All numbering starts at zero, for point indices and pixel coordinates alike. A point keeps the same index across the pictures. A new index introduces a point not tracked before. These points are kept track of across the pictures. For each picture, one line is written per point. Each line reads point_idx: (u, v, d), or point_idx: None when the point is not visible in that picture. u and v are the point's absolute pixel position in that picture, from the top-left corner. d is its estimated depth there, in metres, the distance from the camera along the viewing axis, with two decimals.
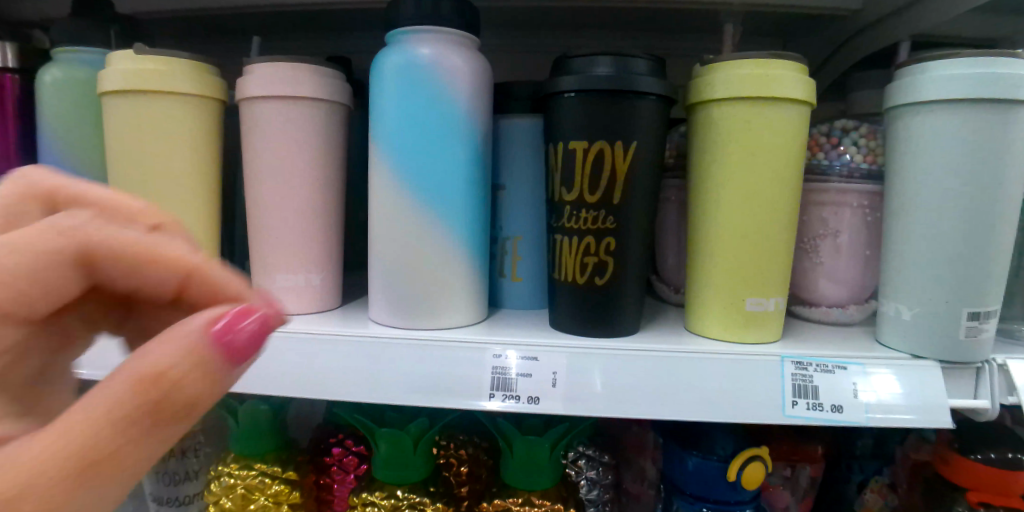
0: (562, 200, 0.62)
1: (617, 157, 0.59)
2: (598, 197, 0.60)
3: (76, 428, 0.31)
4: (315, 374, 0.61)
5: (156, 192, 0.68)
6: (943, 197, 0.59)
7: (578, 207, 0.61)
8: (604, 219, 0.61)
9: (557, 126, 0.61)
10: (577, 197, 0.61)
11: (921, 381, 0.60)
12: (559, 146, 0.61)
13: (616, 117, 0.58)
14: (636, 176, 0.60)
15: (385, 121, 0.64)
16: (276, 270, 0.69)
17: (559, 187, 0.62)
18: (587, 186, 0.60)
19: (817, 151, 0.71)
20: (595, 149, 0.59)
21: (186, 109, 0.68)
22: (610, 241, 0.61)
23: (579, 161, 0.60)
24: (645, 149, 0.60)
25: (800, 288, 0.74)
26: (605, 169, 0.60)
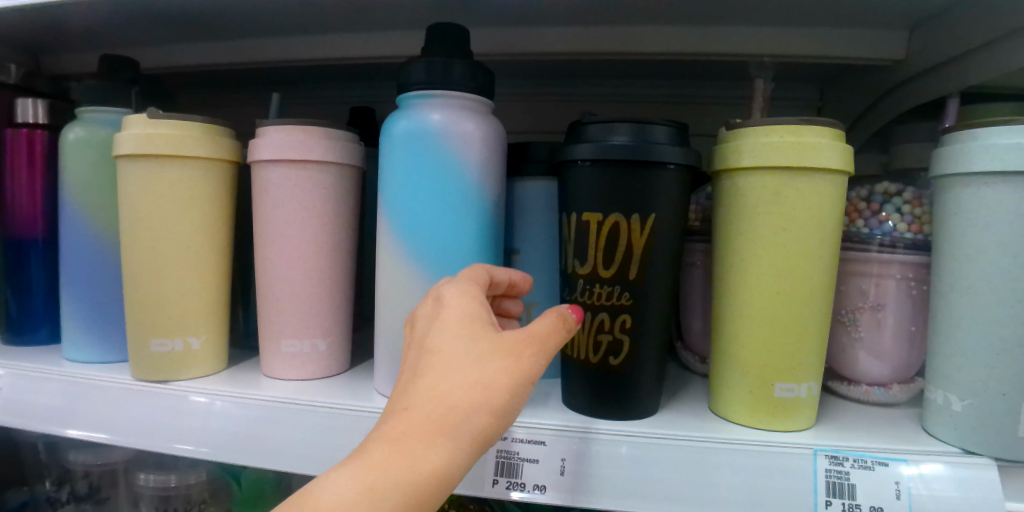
0: (574, 273, 0.59)
1: (634, 230, 0.56)
2: (613, 272, 0.57)
3: (501, 354, 0.45)
4: (320, 452, 0.60)
5: (167, 257, 0.68)
6: (996, 280, 0.53)
7: (591, 282, 0.58)
8: (619, 296, 0.57)
9: (571, 196, 0.58)
10: (591, 272, 0.58)
11: (975, 482, 0.54)
12: (572, 216, 0.58)
13: (633, 188, 0.55)
14: (655, 250, 0.57)
15: (396, 186, 0.62)
16: (284, 334, 0.68)
17: (573, 260, 0.59)
18: (601, 261, 0.57)
19: (855, 218, 0.66)
20: (610, 221, 0.56)
21: (201, 174, 0.68)
22: (626, 319, 0.57)
23: (593, 234, 0.57)
24: (664, 221, 0.57)
25: (837, 364, 0.69)
26: (620, 243, 0.56)
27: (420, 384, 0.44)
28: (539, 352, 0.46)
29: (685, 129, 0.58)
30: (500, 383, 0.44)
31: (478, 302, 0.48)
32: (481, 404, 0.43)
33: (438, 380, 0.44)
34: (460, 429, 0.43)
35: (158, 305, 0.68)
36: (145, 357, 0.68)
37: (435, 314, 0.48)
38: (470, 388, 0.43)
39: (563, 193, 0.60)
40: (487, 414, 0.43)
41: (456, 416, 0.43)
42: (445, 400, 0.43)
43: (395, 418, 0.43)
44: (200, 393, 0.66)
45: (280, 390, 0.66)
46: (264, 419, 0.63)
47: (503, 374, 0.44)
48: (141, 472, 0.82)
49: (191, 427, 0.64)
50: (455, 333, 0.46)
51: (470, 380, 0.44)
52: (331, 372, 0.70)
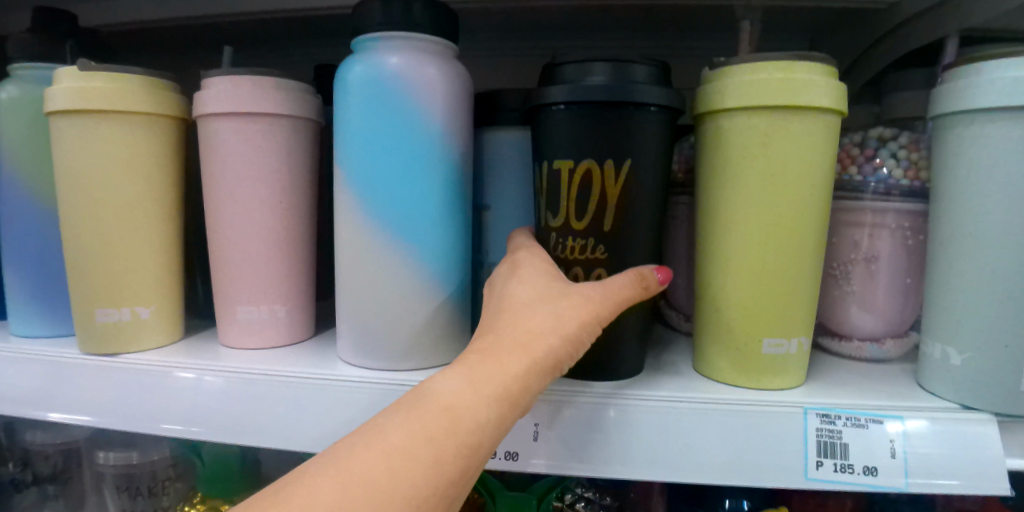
0: (546, 227, 0.55)
1: (608, 179, 0.52)
2: (586, 224, 0.53)
3: (576, 296, 0.47)
4: (280, 424, 0.56)
5: (108, 223, 0.62)
6: (1001, 224, 0.49)
7: (564, 235, 0.54)
8: (593, 250, 0.53)
9: (542, 143, 0.54)
10: (564, 225, 0.54)
11: (973, 439, 0.51)
12: (544, 166, 0.54)
13: (607, 132, 0.51)
14: (632, 200, 0.52)
15: (353, 138, 0.57)
16: (239, 301, 0.64)
17: (545, 213, 0.55)
18: (574, 213, 0.53)
19: (848, 165, 0.61)
20: (582, 169, 0.52)
21: (143, 130, 0.62)
22: (601, 275, 0.53)
23: (564, 183, 0.53)
24: (642, 168, 0.52)
25: (828, 320, 0.65)
26: (593, 192, 0.52)
27: (500, 318, 0.46)
28: (611, 297, 0.48)
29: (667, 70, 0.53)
30: (577, 314, 0.46)
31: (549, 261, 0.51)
32: (559, 333, 0.45)
33: (519, 314, 0.45)
34: (541, 352, 0.44)
35: (102, 275, 0.63)
36: (91, 330, 0.63)
37: (509, 273, 0.50)
38: (548, 319, 0.45)
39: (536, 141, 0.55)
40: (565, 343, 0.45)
41: (539, 341, 0.44)
42: (529, 328, 0.44)
43: (480, 342, 0.44)
44: (150, 365, 0.62)
45: (238, 361, 0.62)
46: (219, 392, 0.59)
47: (579, 310, 0.46)
48: (97, 450, 0.76)
49: (138, 402, 0.60)
50: (529, 280, 0.48)
51: (548, 312, 0.46)
52: (292, 340, 0.66)
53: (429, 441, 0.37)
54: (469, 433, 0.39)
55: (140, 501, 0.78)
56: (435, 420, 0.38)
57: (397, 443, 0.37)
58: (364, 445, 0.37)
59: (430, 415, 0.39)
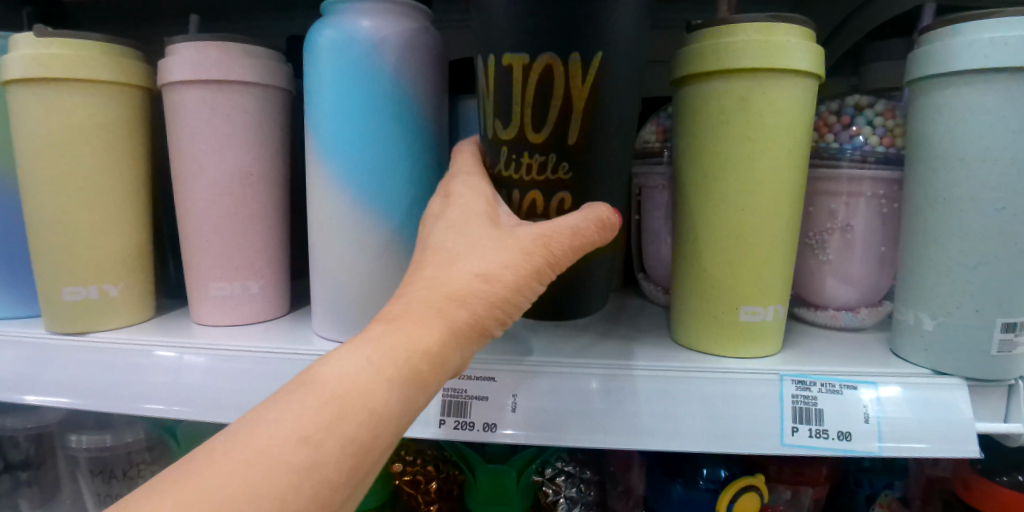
0: (498, 138, 0.50)
1: (570, 81, 0.46)
2: (546, 137, 0.48)
3: (509, 250, 0.46)
4: (253, 400, 0.55)
5: (71, 196, 0.60)
6: (976, 189, 0.49)
7: (519, 148, 0.49)
8: (555, 167, 0.49)
9: (490, 40, 0.48)
10: (519, 135, 0.49)
11: (943, 402, 0.51)
12: (490, 68, 0.48)
13: (569, 28, 0.45)
14: (598, 109, 0.48)
15: (324, 105, 0.56)
16: (210, 277, 0.62)
17: (493, 121, 0.50)
18: (531, 123, 0.48)
19: (825, 133, 0.61)
20: (538, 68, 0.46)
21: (104, 100, 0.60)
22: (563, 195, 0.50)
23: (518, 87, 0.47)
24: (610, 69, 0.46)
25: (805, 289, 0.66)
26: (554, 95, 0.47)
27: (424, 274, 0.45)
28: (550, 250, 0.46)
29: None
30: (512, 265, 0.45)
31: (488, 200, 0.49)
32: (480, 297, 0.44)
33: (443, 271, 0.45)
34: (458, 317, 0.44)
35: (67, 249, 0.61)
36: (57, 308, 0.62)
37: (443, 211, 0.49)
38: (473, 277, 0.45)
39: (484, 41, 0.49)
40: (486, 306, 0.44)
41: (458, 305, 0.44)
42: (450, 290, 0.44)
43: (402, 299, 0.44)
44: (119, 343, 0.61)
45: (211, 336, 0.61)
46: (191, 369, 0.57)
47: (507, 267, 0.45)
48: (71, 433, 0.75)
49: (107, 378, 0.59)
50: (460, 229, 0.47)
51: (471, 272, 0.45)
52: (266, 316, 0.65)
53: (331, 409, 0.39)
54: (375, 400, 0.40)
55: (115, 483, 0.76)
56: (342, 386, 0.40)
57: (302, 417, 0.38)
58: (272, 413, 0.38)
59: (339, 379, 0.40)
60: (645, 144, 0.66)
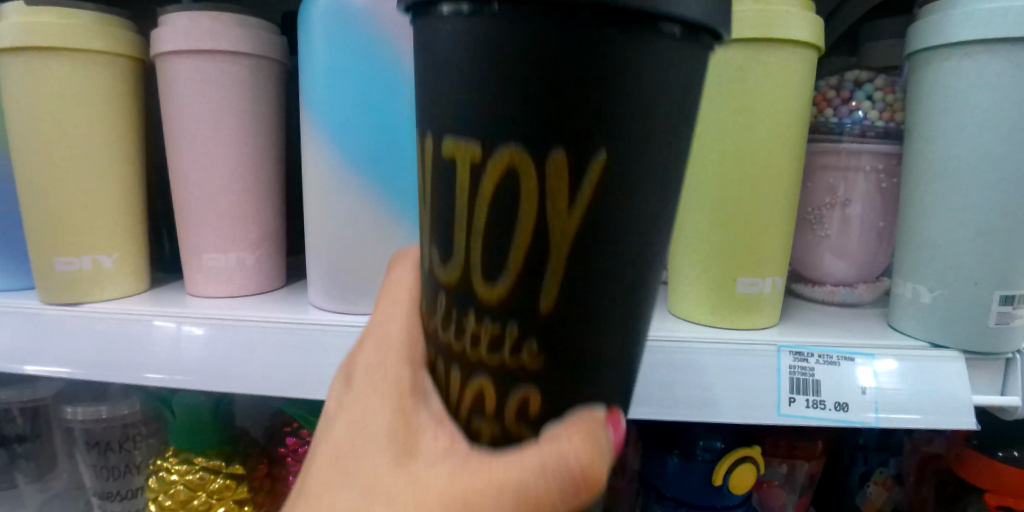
0: (432, 271, 0.27)
1: (542, 211, 0.24)
2: (503, 297, 0.25)
3: (420, 479, 0.28)
4: (247, 371, 0.55)
5: (62, 166, 0.60)
6: (976, 161, 0.49)
7: (460, 301, 0.26)
8: (516, 347, 0.25)
9: (427, 128, 0.26)
10: (462, 277, 0.26)
11: (941, 374, 0.51)
12: (429, 240, 0.27)
13: (556, 49, 0.22)
14: (584, 271, 0.24)
15: (318, 74, 0.55)
16: (204, 248, 0.62)
17: (439, 326, 0.27)
18: (482, 337, 0.26)
19: (824, 108, 0.60)
20: (494, 196, 0.24)
21: (94, 69, 0.59)
22: (528, 388, 0.26)
23: (464, 233, 0.25)
24: (616, 187, 0.24)
25: (803, 265, 0.65)
26: (521, 207, 0.24)
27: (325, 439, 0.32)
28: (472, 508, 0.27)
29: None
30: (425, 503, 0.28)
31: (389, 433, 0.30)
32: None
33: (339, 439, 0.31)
34: None
35: (59, 220, 0.60)
36: (49, 279, 0.61)
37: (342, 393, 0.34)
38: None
39: (422, 18, 0.24)
40: None
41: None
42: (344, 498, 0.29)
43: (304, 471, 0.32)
44: (113, 314, 0.60)
45: (206, 308, 0.60)
46: (184, 339, 0.57)
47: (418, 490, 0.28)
48: (66, 406, 0.75)
49: (100, 348, 0.58)
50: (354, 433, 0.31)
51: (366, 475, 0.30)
52: (261, 288, 0.65)
53: None
54: None
55: (112, 456, 0.77)
56: None
57: None
58: None
59: None
60: None
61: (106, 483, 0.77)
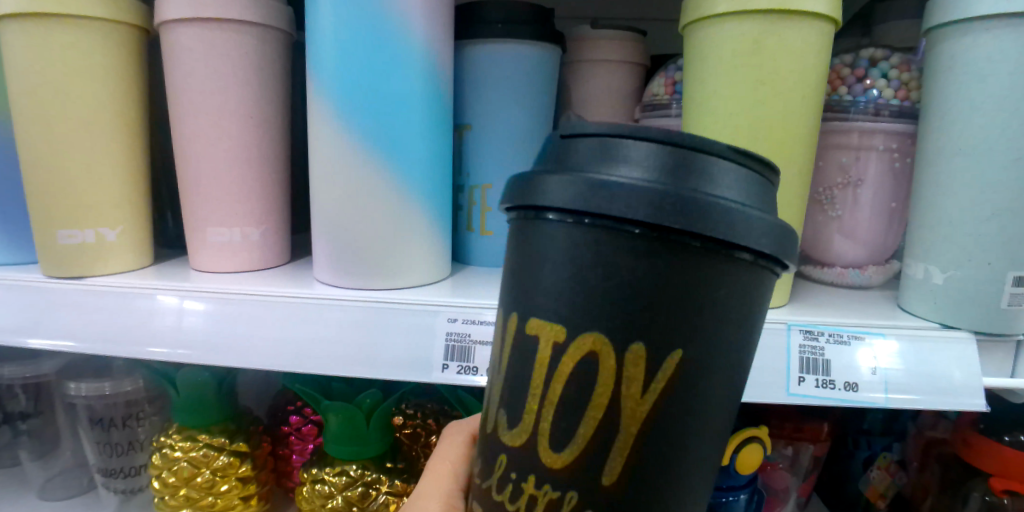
0: (498, 438, 0.32)
1: (618, 391, 0.28)
2: (569, 465, 0.30)
3: None
4: (251, 344, 0.54)
5: (65, 138, 0.59)
6: (991, 139, 0.48)
7: (523, 466, 0.31)
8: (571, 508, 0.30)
9: (512, 309, 0.31)
10: (531, 443, 0.30)
11: (951, 356, 0.51)
12: (501, 408, 0.32)
13: (640, 255, 0.27)
14: (642, 460, 0.29)
15: (325, 45, 0.54)
16: (208, 222, 0.61)
17: (493, 477, 0.32)
18: (537, 499, 0.30)
19: (838, 85, 0.59)
20: (576, 375, 0.29)
21: (98, 38, 0.59)
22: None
23: (536, 409, 0.30)
24: (681, 388, 0.29)
25: (812, 247, 0.65)
26: (593, 406, 0.29)
27: None
28: None
29: (773, 182, 0.31)
30: None
31: None
32: None
33: None
34: None
35: (61, 191, 0.60)
36: (52, 251, 0.60)
37: None
38: None
39: (528, 208, 0.30)
40: None
41: None
42: None
43: None
44: (115, 287, 0.60)
45: (209, 282, 0.60)
46: (188, 312, 0.57)
47: None
48: (69, 381, 0.74)
49: (101, 321, 0.58)
50: None
51: None
52: (265, 264, 0.64)
53: None
54: None
55: (115, 432, 0.76)
56: None
57: None
58: None
59: None
60: (654, 97, 0.64)
61: (109, 460, 0.77)
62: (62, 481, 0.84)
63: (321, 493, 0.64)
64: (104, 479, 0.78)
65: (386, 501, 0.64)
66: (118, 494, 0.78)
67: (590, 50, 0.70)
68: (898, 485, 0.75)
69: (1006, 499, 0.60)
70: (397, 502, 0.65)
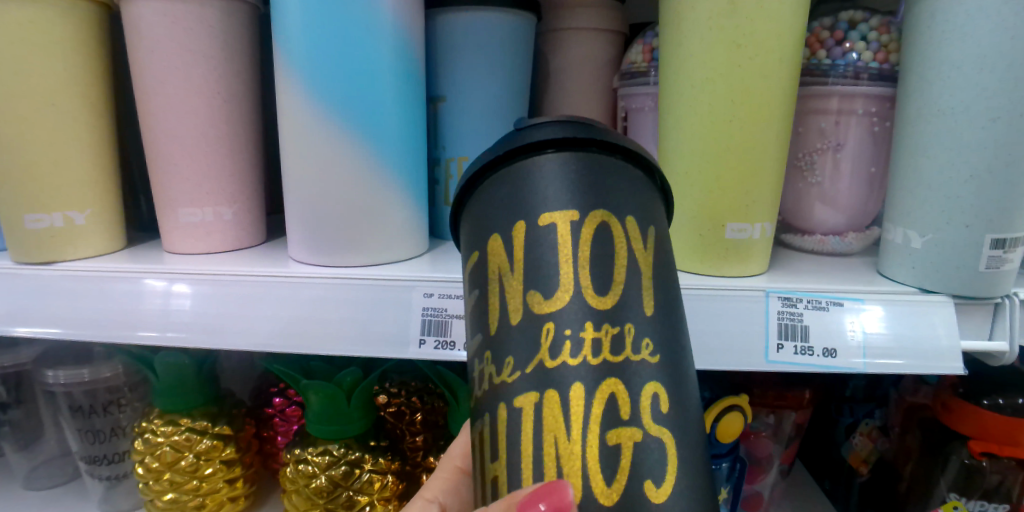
0: (533, 313, 0.35)
1: (575, 236, 0.35)
2: (558, 304, 0.34)
3: None
4: (227, 324, 0.54)
5: (27, 119, 0.57)
6: (970, 99, 0.47)
7: (576, 321, 0.34)
8: (635, 341, 0.34)
9: (495, 228, 0.37)
10: (523, 315, 0.35)
11: (929, 318, 0.51)
12: (526, 286, 0.35)
13: (512, 170, 0.37)
14: (606, 272, 0.35)
15: (290, 12, 0.52)
16: (180, 202, 0.60)
17: (543, 347, 0.34)
18: (601, 341, 0.34)
19: (817, 49, 0.57)
20: (593, 237, 0.35)
21: (53, 13, 0.57)
22: (655, 380, 0.34)
23: (572, 270, 0.35)
24: (602, 232, 0.35)
25: (792, 214, 0.64)
26: (617, 257, 0.35)
27: None
28: None
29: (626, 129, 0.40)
30: None
31: None
32: None
33: None
34: None
35: (25, 174, 0.58)
36: (18, 236, 0.59)
37: None
38: None
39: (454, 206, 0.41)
40: None
41: None
42: None
43: None
44: (84, 271, 0.58)
45: (184, 263, 0.59)
46: (161, 295, 0.55)
47: None
48: (46, 369, 0.73)
49: (72, 306, 0.56)
50: None
51: None
52: (240, 244, 0.63)
53: None
54: None
55: (96, 419, 0.76)
56: None
57: None
58: None
59: None
60: (631, 65, 0.63)
61: (91, 447, 0.76)
62: (47, 471, 0.84)
63: (304, 473, 0.63)
64: (87, 467, 0.77)
65: (371, 479, 0.64)
66: (103, 481, 0.77)
67: (568, 18, 0.68)
68: (880, 451, 0.74)
69: (986, 461, 0.61)
70: (381, 479, 0.65)
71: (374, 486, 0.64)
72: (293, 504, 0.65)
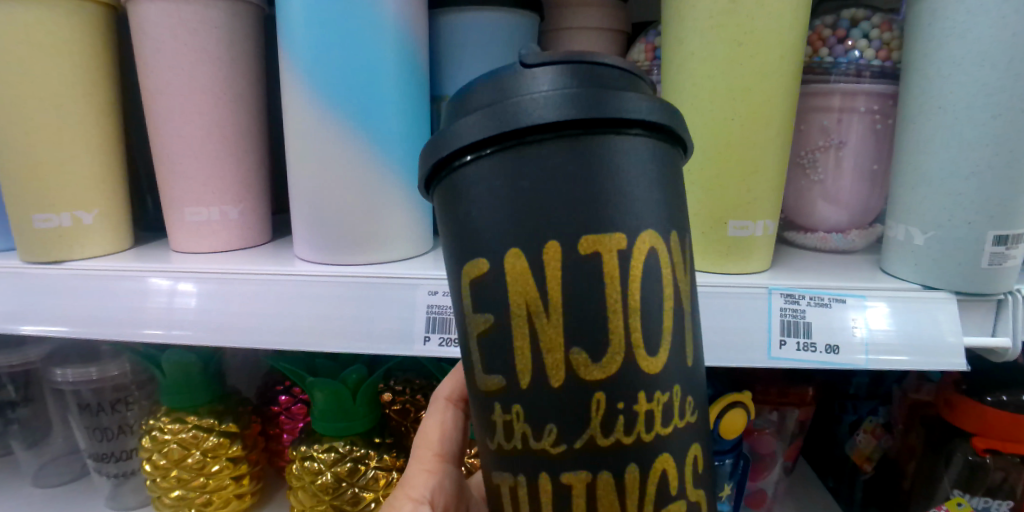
0: (581, 378, 0.32)
1: (630, 293, 0.33)
2: (611, 369, 0.32)
3: None
4: (233, 321, 0.54)
5: (35, 119, 0.58)
6: (970, 95, 0.48)
7: (625, 388, 0.33)
8: (681, 404, 0.34)
9: (493, 226, 0.33)
10: (567, 373, 0.32)
11: (932, 314, 0.51)
12: (569, 343, 0.32)
13: (508, 156, 0.32)
14: (656, 327, 0.33)
15: (294, 15, 0.53)
16: (186, 201, 0.60)
17: (595, 422, 0.33)
18: (654, 413, 0.33)
19: (819, 47, 0.58)
20: (644, 275, 0.33)
21: (60, 14, 0.57)
22: (695, 444, 0.35)
23: (623, 325, 0.32)
24: (656, 280, 0.33)
25: (795, 211, 0.65)
26: (667, 307, 0.34)
27: None
28: None
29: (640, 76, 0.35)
30: None
31: None
32: None
33: None
34: None
35: (33, 173, 0.59)
36: (26, 233, 0.59)
37: None
38: None
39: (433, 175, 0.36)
40: None
41: None
42: None
43: None
44: (90, 269, 0.59)
45: (190, 261, 0.59)
46: (167, 293, 0.56)
47: None
48: (56, 368, 0.74)
49: (79, 304, 0.57)
50: None
51: None
52: (245, 243, 0.64)
53: None
54: None
55: (104, 416, 0.77)
56: None
57: None
58: None
59: None
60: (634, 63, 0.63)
61: (99, 445, 0.77)
62: (55, 469, 0.84)
63: (310, 470, 0.64)
64: (95, 465, 0.78)
65: (376, 476, 0.65)
66: (111, 478, 0.78)
67: (570, 18, 0.69)
68: (884, 448, 0.74)
69: (989, 458, 0.61)
70: (386, 476, 0.65)
71: (379, 482, 0.65)
72: (299, 500, 0.65)
